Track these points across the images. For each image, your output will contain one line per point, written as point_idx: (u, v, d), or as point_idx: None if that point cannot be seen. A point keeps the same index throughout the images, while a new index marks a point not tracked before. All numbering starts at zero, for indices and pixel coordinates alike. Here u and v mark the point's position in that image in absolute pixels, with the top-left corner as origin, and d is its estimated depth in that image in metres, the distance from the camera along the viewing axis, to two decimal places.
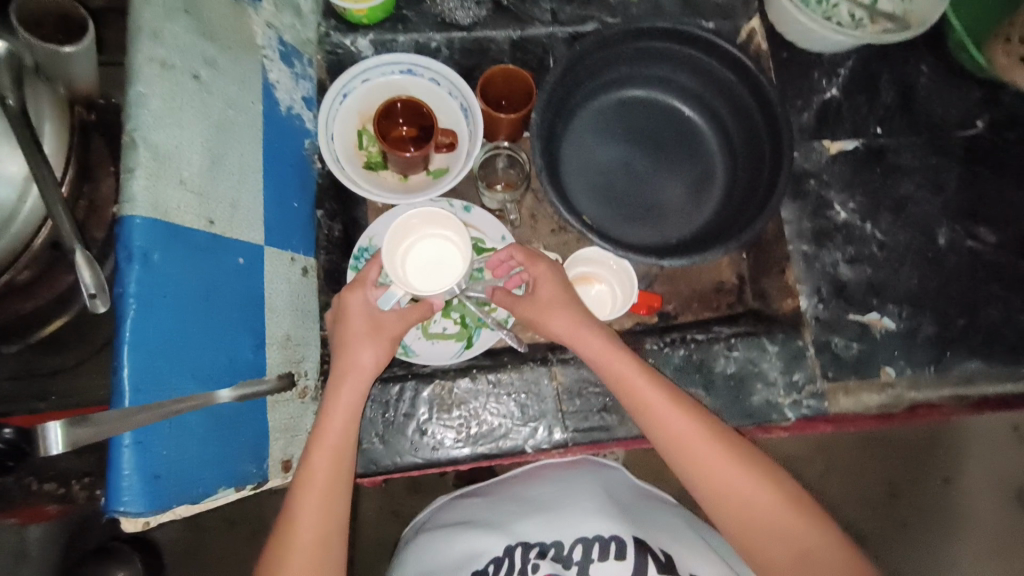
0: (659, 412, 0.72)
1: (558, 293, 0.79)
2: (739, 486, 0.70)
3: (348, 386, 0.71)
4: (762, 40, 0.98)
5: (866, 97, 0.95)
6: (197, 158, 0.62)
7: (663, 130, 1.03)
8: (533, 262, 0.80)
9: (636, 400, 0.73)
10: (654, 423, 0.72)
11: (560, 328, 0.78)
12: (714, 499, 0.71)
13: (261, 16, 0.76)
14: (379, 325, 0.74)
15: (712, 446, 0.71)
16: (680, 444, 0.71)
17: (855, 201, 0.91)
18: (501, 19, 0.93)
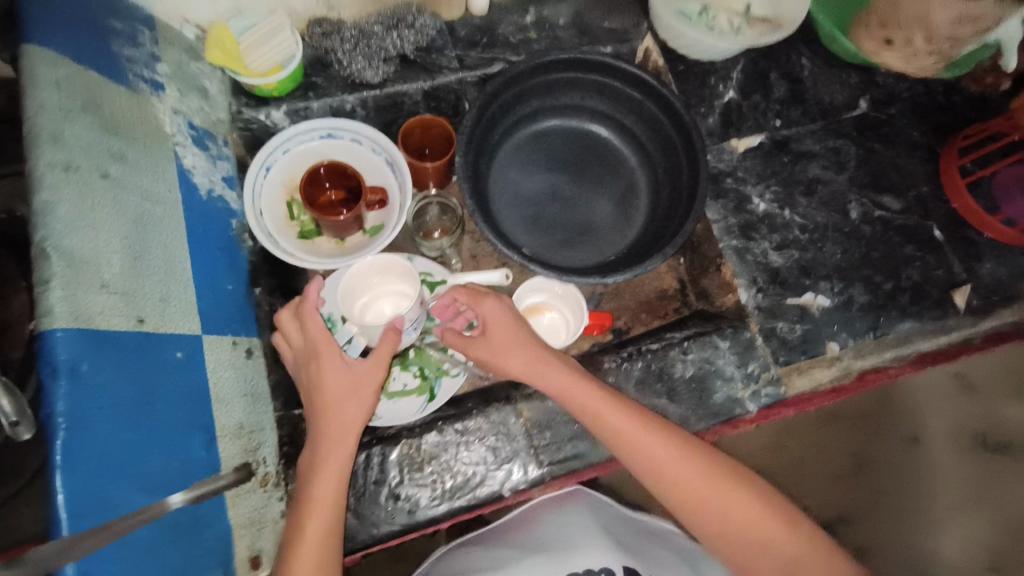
0: (634, 441, 0.72)
1: (507, 331, 0.79)
2: (717, 502, 0.69)
3: (331, 446, 0.69)
4: (658, 56, 1.04)
5: (761, 94, 1.02)
6: (117, 257, 0.60)
7: (582, 152, 1.07)
8: (479, 301, 0.82)
9: (608, 429, 0.73)
10: (629, 451, 0.72)
11: (517, 367, 0.78)
12: (698, 519, 0.70)
13: (165, 103, 0.75)
14: (354, 376, 0.71)
15: (694, 464, 0.70)
16: (657, 465, 0.70)
17: (772, 190, 0.97)
18: (410, 72, 0.96)
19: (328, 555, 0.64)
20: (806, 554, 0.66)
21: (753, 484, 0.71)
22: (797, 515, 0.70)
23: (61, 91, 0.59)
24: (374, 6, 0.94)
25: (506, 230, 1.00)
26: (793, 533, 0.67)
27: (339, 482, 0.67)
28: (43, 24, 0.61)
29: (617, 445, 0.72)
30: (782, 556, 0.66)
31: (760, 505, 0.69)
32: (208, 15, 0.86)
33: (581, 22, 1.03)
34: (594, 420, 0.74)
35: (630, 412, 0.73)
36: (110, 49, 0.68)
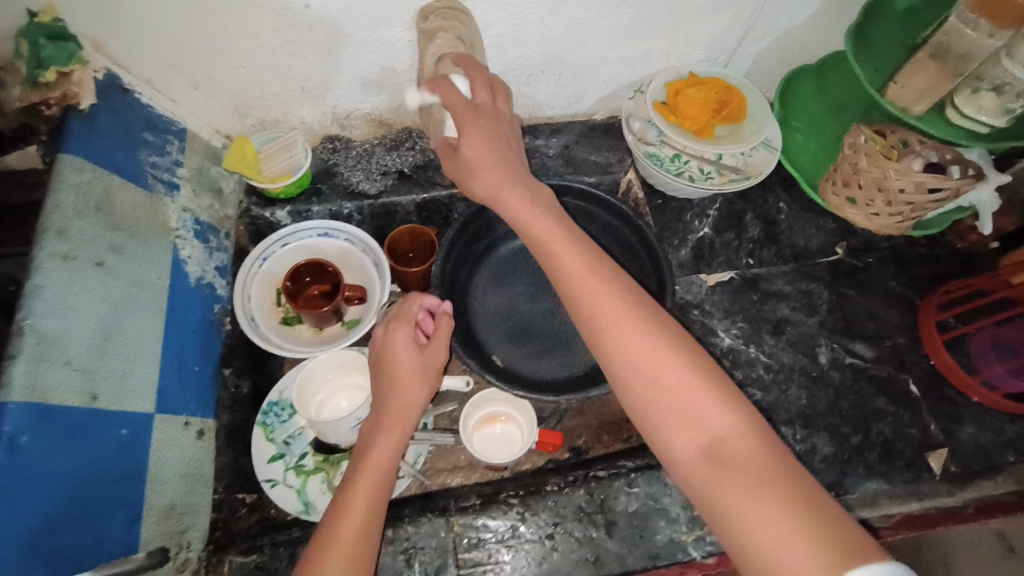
0: (604, 310, 0.64)
1: (488, 151, 0.74)
2: (640, 341, 0.62)
3: (388, 423, 0.76)
4: (638, 189, 1.12)
5: (735, 232, 1.07)
6: (87, 338, 0.67)
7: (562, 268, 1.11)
8: (500, 190, 0.73)
9: (571, 281, 0.67)
10: (592, 322, 0.65)
11: (490, 191, 0.74)
12: (643, 382, 0.61)
13: (177, 202, 0.86)
14: (421, 364, 0.80)
15: (659, 352, 0.61)
16: (621, 346, 0.63)
17: (738, 326, 0.98)
18: (405, 186, 1.07)
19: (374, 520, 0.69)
20: (749, 452, 0.56)
21: (733, 404, 0.59)
22: (795, 467, 0.55)
23: (78, 193, 0.70)
24: (382, 129, 1.06)
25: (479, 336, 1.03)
26: (743, 437, 0.57)
27: (393, 454, 0.74)
28: (81, 137, 0.73)
29: (586, 300, 0.66)
30: (720, 457, 0.56)
31: (723, 410, 0.58)
32: (236, 129, 1.00)
33: (568, 153, 1.13)
34: (570, 292, 0.67)
35: (626, 302, 0.65)
36: (135, 157, 0.80)
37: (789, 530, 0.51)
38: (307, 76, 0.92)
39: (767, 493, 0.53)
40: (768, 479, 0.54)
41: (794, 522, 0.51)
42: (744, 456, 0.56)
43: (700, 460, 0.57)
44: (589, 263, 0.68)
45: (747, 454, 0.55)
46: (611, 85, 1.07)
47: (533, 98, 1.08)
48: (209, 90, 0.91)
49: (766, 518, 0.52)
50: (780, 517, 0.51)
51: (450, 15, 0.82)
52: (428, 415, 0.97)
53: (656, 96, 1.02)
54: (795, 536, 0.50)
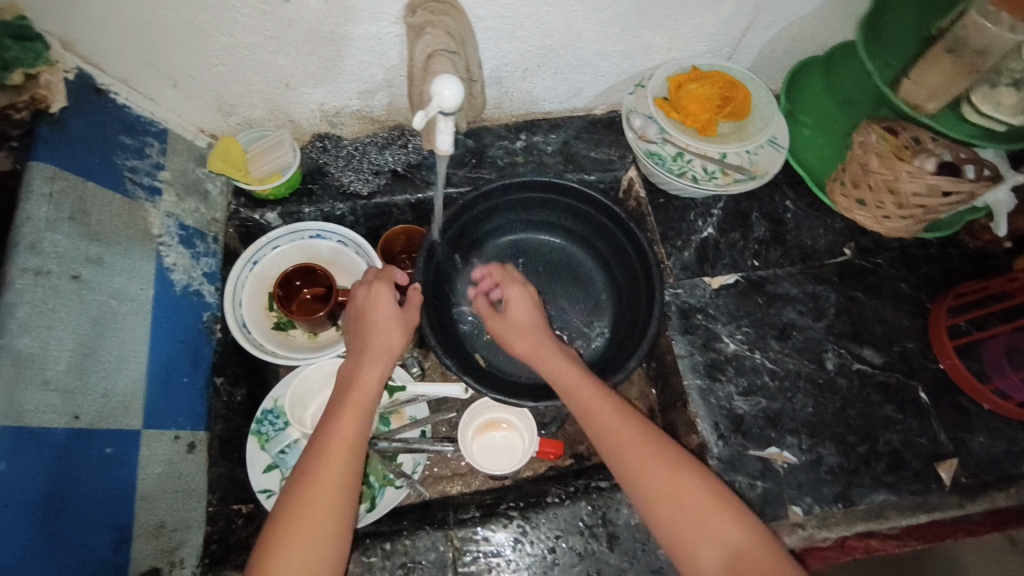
0: (641, 454, 0.73)
1: (523, 321, 0.87)
2: (636, 448, 0.73)
3: (350, 411, 0.73)
4: (640, 188, 1.08)
5: (740, 232, 1.03)
6: (66, 356, 0.65)
7: (551, 265, 1.12)
8: (534, 347, 0.86)
9: (589, 419, 0.77)
10: (624, 463, 0.73)
11: (525, 352, 0.86)
12: (689, 520, 0.68)
13: (159, 208, 0.83)
14: (385, 345, 0.80)
15: (692, 494, 0.70)
16: (641, 476, 0.72)
17: (742, 330, 0.95)
18: (398, 185, 1.03)
19: (337, 510, 0.67)
20: (761, 560, 0.66)
21: (757, 532, 0.68)
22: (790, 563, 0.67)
23: (49, 204, 0.67)
24: (373, 125, 1.02)
25: (461, 336, 1.01)
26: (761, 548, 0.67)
27: (357, 438, 0.72)
28: (51, 144, 0.70)
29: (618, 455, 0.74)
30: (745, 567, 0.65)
31: (741, 528, 0.68)
32: (221, 127, 0.96)
33: (567, 149, 1.09)
34: (595, 421, 0.77)
35: (648, 438, 0.74)
36: (111, 162, 0.77)
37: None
38: (290, 74, 0.87)
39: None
40: None
41: None
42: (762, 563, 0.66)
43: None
44: (607, 399, 0.78)
45: (768, 566, 0.65)
46: (612, 78, 1.03)
47: (531, 94, 1.03)
48: (189, 90, 0.87)
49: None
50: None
51: (438, 9, 0.76)
52: (425, 423, 0.94)
53: (658, 91, 0.98)
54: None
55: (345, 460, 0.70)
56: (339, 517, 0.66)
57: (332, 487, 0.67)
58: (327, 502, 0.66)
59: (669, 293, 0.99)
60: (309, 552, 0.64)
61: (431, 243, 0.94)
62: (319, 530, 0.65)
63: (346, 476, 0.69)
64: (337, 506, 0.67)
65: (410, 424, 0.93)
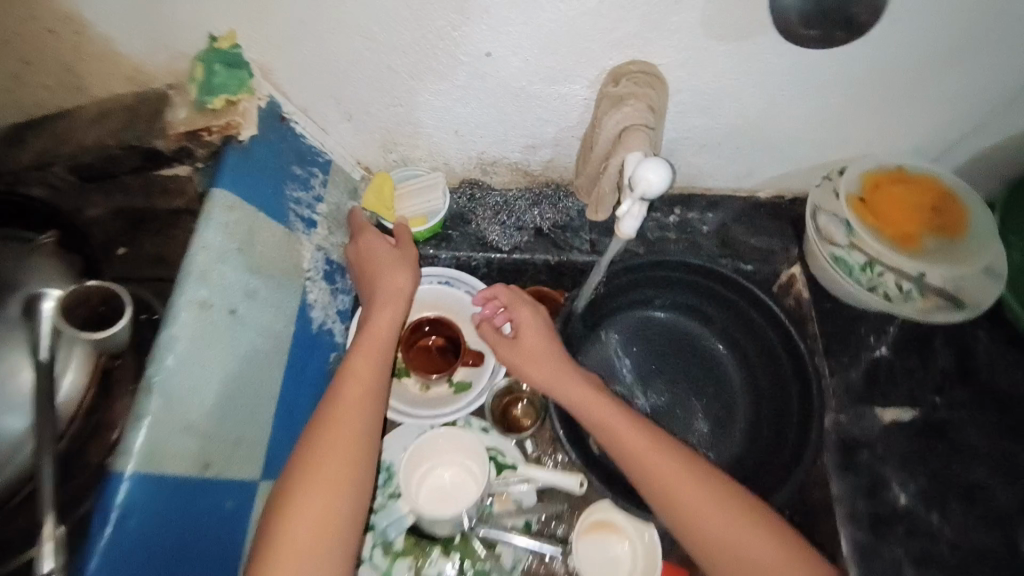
0: (682, 493, 0.68)
1: (545, 346, 0.82)
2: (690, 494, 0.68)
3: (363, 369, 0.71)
4: (802, 287, 0.97)
5: (920, 359, 0.89)
6: (209, 398, 0.62)
7: (686, 354, 1.01)
8: (545, 377, 0.80)
9: (648, 471, 0.70)
10: (670, 502, 0.68)
11: (543, 377, 0.80)
12: (742, 563, 0.65)
13: (312, 241, 0.80)
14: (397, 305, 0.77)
15: (742, 529, 0.66)
16: (694, 526, 0.67)
17: (917, 482, 0.82)
18: (541, 245, 0.97)
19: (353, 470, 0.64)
20: None
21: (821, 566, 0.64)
22: None
23: (222, 233, 0.65)
24: (525, 179, 0.97)
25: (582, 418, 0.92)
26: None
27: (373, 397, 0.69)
28: (234, 168, 0.69)
29: (647, 476, 0.70)
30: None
31: None
32: (377, 161, 0.93)
33: (724, 233, 0.99)
34: (610, 435, 0.74)
35: (687, 471, 0.70)
36: (281, 193, 0.75)
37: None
38: (462, 121, 0.84)
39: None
40: None
41: None
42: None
43: None
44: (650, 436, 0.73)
45: None
46: (793, 165, 0.93)
47: (698, 169, 0.95)
48: (361, 124, 0.85)
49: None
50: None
51: (644, 80, 0.71)
52: (531, 515, 0.87)
53: (850, 189, 0.86)
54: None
55: (357, 421, 0.67)
56: (349, 479, 0.63)
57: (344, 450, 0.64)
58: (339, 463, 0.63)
59: (829, 417, 0.87)
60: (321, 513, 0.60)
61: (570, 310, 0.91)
62: (331, 492, 0.62)
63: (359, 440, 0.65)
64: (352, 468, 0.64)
65: (515, 512, 0.87)
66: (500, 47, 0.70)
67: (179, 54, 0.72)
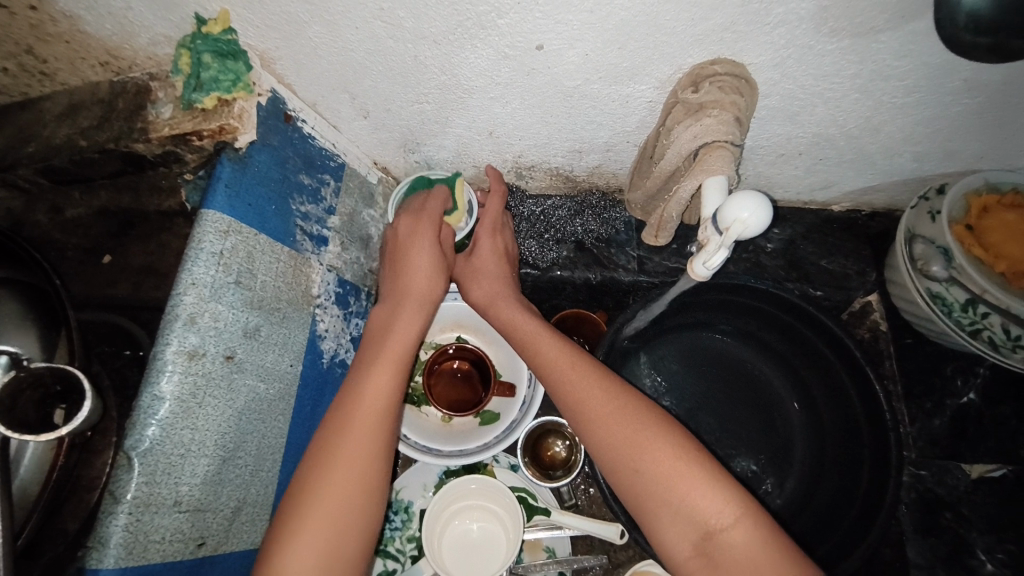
0: (613, 427, 0.58)
1: (488, 278, 0.75)
2: (652, 461, 0.55)
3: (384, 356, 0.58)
4: (880, 318, 0.85)
5: (1015, 407, 0.78)
6: (204, 465, 0.52)
7: (735, 383, 0.92)
8: (493, 299, 0.74)
9: (592, 431, 0.59)
10: (619, 455, 0.57)
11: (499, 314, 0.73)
12: (684, 519, 0.53)
13: (322, 261, 0.70)
14: (425, 291, 0.65)
15: (685, 483, 0.53)
16: (649, 497, 0.54)
17: (1006, 549, 0.72)
18: (582, 261, 0.85)
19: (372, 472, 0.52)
20: None
21: (778, 542, 0.51)
22: None
23: (218, 265, 0.54)
24: (566, 185, 0.84)
25: None
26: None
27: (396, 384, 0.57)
28: (230, 186, 0.57)
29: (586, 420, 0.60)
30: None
31: None
32: (397, 162, 0.81)
33: (792, 251, 0.87)
34: (566, 390, 0.62)
35: (639, 412, 0.59)
36: (286, 209, 0.64)
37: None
38: (500, 121, 0.71)
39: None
40: None
41: None
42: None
43: None
44: (622, 406, 0.59)
45: None
46: (881, 177, 0.80)
47: (768, 179, 0.82)
48: (378, 122, 0.73)
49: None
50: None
51: (731, 85, 0.59)
52: (565, 567, 0.77)
53: (953, 214, 0.74)
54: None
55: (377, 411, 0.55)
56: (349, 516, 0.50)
57: (362, 448, 0.52)
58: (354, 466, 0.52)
59: (906, 471, 0.76)
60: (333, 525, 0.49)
61: (613, 336, 0.77)
62: (343, 498, 0.50)
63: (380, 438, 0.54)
64: (369, 472, 0.52)
65: (547, 563, 0.77)
66: (555, 39, 0.56)
67: (161, 37, 0.59)
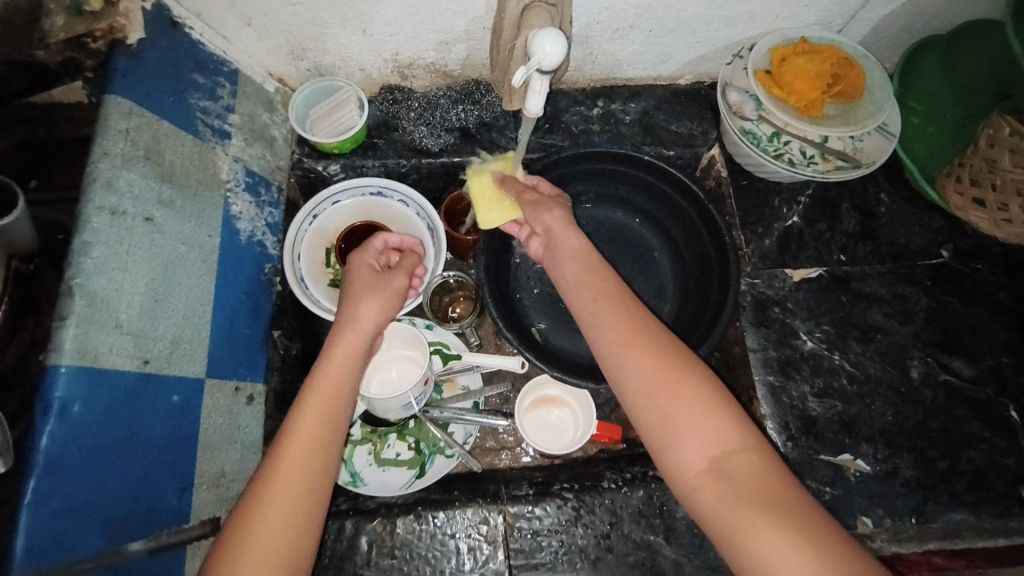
0: (603, 312, 0.70)
1: (540, 202, 0.81)
2: (654, 364, 0.64)
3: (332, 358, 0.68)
4: (721, 167, 1.02)
5: (828, 223, 0.96)
6: (138, 300, 0.64)
7: (615, 244, 1.06)
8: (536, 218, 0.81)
9: (614, 330, 0.68)
10: (618, 350, 0.67)
11: (549, 224, 0.79)
12: (677, 442, 0.61)
13: (228, 152, 0.81)
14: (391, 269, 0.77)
15: (675, 381, 0.63)
16: (650, 386, 0.63)
17: (822, 329, 0.89)
18: (468, 146, 0.97)
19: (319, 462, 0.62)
20: (752, 470, 0.58)
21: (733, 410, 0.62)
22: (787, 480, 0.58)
23: (126, 140, 0.65)
24: (445, 80, 0.96)
25: (519, 309, 0.99)
26: (750, 455, 0.59)
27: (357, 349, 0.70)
28: (128, 77, 0.68)
29: (591, 307, 0.71)
30: (728, 476, 0.58)
31: (756, 467, 0.58)
32: (291, 71, 0.91)
33: (647, 120, 1.02)
34: (589, 308, 0.71)
35: (631, 317, 0.68)
36: (184, 101, 0.75)
37: (785, 529, 0.54)
38: (369, 18, 0.82)
39: (757, 503, 0.56)
40: (792, 517, 0.55)
41: (779, 515, 0.55)
42: (750, 469, 0.58)
43: (710, 476, 0.59)
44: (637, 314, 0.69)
45: (795, 500, 0.56)
46: (707, 45, 0.94)
47: (614, 58, 0.96)
48: (264, 29, 0.82)
49: (770, 530, 0.54)
50: (786, 529, 0.54)
51: None
52: (479, 395, 0.94)
53: (758, 64, 0.90)
54: (801, 544, 0.53)
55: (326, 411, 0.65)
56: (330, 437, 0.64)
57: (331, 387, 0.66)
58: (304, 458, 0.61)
59: (745, 282, 0.93)
60: (287, 502, 0.59)
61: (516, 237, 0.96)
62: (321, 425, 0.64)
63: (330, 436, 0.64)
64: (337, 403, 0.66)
65: (463, 394, 0.93)
66: None
67: None
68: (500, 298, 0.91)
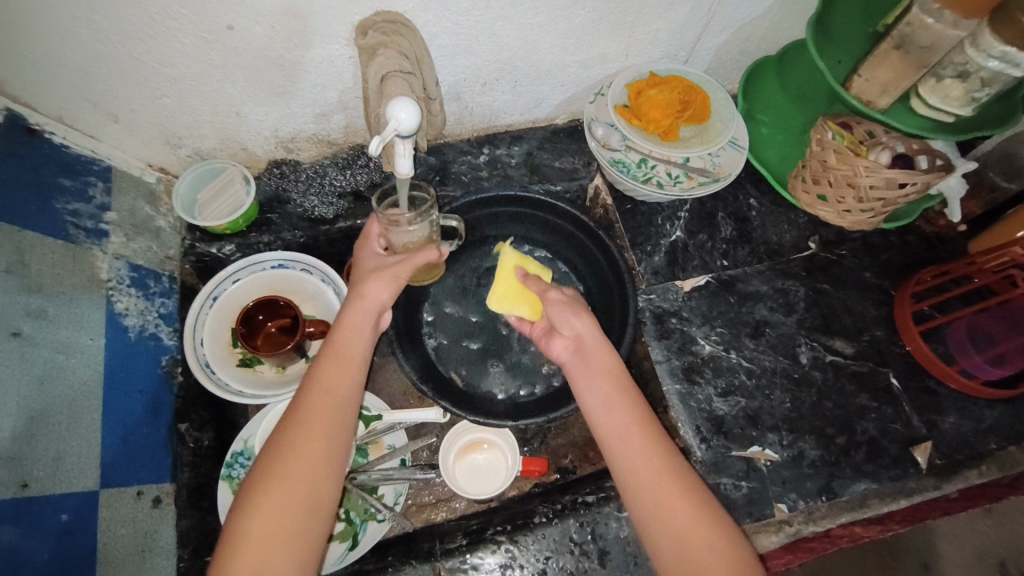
0: (608, 406, 0.72)
1: (567, 307, 0.78)
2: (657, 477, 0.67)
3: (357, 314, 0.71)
4: (605, 196, 1.08)
5: (708, 233, 1.03)
6: (9, 422, 0.61)
7: None
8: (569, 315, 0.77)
9: (622, 440, 0.70)
10: (625, 459, 0.69)
11: (582, 329, 0.77)
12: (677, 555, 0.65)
13: (107, 251, 0.80)
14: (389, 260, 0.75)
15: (677, 505, 0.66)
16: (651, 494, 0.67)
17: (716, 331, 0.96)
18: (361, 209, 1.00)
19: (323, 477, 0.62)
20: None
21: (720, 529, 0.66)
22: None
23: None
24: (329, 148, 0.98)
25: (436, 359, 1.00)
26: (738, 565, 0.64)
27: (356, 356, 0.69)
28: None
29: (600, 399, 0.73)
30: None
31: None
32: (170, 160, 0.91)
33: (531, 161, 1.08)
34: (599, 409, 0.72)
35: (641, 426, 0.70)
36: (50, 207, 0.73)
37: None
38: (239, 101, 0.84)
39: None
40: None
41: None
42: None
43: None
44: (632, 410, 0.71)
45: None
46: (571, 87, 1.02)
47: (490, 109, 1.02)
48: (133, 123, 0.82)
49: None
50: None
51: (391, 30, 0.76)
52: (404, 452, 0.93)
53: (617, 99, 0.99)
54: None
55: (328, 434, 0.64)
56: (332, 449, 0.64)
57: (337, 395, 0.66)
58: (309, 462, 0.62)
59: (642, 299, 0.98)
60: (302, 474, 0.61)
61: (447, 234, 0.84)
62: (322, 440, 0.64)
63: (329, 463, 0.63)
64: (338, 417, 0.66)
65: (387, 454, 0.92)
66: (238, 19, 0.70)
67: None
68: (407, 347, 0.93)
